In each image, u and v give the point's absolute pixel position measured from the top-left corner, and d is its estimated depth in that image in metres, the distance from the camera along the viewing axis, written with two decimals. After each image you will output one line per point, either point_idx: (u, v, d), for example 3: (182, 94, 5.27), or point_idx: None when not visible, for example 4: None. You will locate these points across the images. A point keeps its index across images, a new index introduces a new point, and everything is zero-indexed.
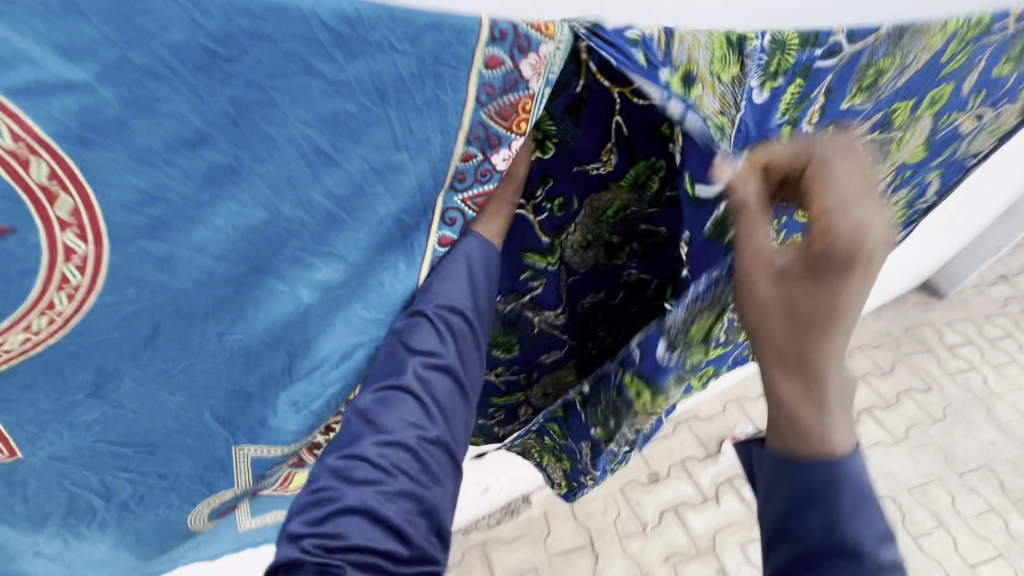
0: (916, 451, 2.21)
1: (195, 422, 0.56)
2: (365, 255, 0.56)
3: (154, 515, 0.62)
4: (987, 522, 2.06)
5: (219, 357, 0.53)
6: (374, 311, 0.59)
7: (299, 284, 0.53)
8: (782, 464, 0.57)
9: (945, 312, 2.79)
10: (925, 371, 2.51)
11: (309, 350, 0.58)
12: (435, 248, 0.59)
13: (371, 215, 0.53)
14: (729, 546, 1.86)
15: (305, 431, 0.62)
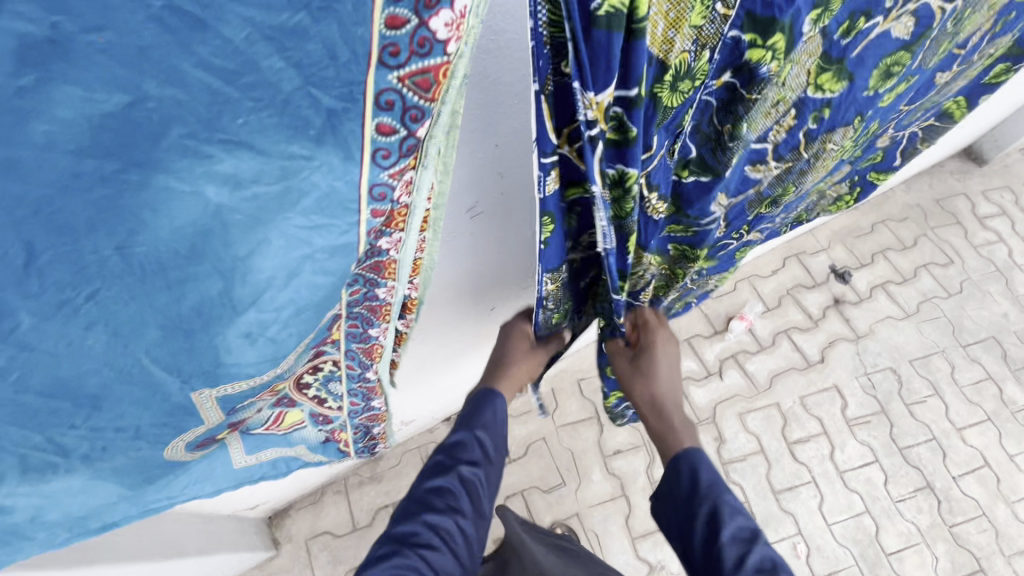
0: (924, 325, 2.21)
1: (130, 364, 0.47)
2: (278, 150, 0.41)
3: (127, 456, 0.58)
4: (982, 389, 2.11)
5: (133, 282, 0.41)
6: (314, 218, 0.46)
7: (204, 186, 0.39)
8: (669, 481, 0.92)
9: (982, 181, 2.60)
10: (949, 244, 2.42)
11: (246, 275, 0.46)
12: (375, 139, 0.45)
13: (275, 102, 0.38)
14: (728, 416, 1.97)
15: (266, 358, 0.56)
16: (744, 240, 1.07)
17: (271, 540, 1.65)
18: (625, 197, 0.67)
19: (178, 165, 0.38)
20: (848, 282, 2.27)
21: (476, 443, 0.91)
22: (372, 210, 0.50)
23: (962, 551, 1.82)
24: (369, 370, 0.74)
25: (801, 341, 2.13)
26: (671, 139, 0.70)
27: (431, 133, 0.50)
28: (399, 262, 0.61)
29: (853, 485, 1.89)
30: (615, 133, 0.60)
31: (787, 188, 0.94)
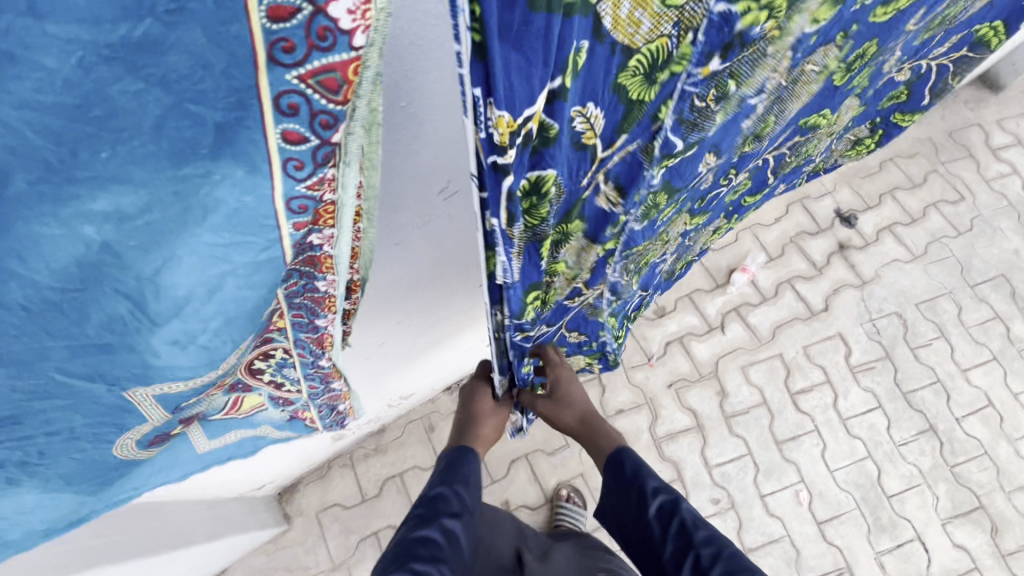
0: (931, 267, 2.15)
1: (44, 384, 0.41)
2: (162, 177, 0.34)
3: (72, 459, 0.51)
4: (989, 329, 2.07)
5: (19, 319, 0.35)
6: (227, 235, 0.38)
7: (78, 226, 0.33)
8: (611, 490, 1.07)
9: (998, 109, 2.46)
10: (961, 179, 2.32)
11: (158, 290, 0.39)
12: (282, 149, 0.37)
13: (143, 130, 0.32)
14: (730, 369, 1.95)
15: (206, 365, 0.47)
16: (730, 186, 0.97)
17: (282, 515, 1.67)
18: (541, 201, 0.59)
19: (38, 212, 0.32)
20: (853, 226, 2.20)
21: (453, 494, 0.99)
22: (293, 224, 0.42)
23: (963, 489, 1.84)
24: (322, 357, 0.63)
25: (804, 290, 2.08)
26: (647, 138, 0.62)
27: (351, 131, 0.40)
28: (337, 257, 0.50)
29: (856, 432, 1.89)
30: (535, 139, 0.53)
31: (770, 123, 0.79)
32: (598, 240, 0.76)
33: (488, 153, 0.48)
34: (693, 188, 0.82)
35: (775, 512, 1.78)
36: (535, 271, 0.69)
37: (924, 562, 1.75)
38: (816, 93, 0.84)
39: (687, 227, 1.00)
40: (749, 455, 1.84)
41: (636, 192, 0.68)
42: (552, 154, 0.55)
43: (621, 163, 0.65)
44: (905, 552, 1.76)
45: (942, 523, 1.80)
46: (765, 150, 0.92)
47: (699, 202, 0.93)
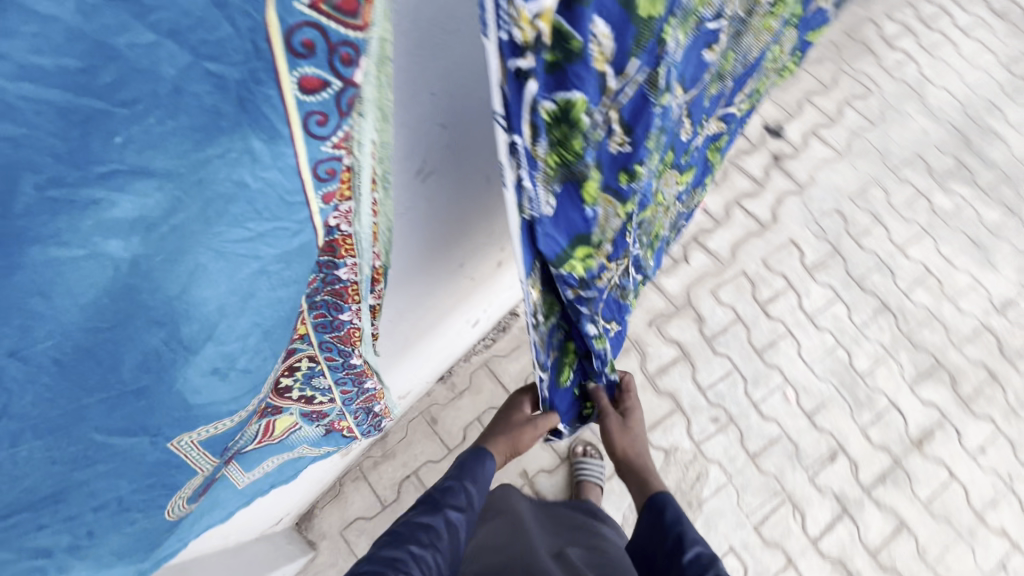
0: (857, 160, 2.30)
1: (86, 449, 0.37)
2: (184, 161, 0.29)
3: (122, 534, 0.48)
4: (915, 205, 2.26)
5: (54, 378, 0.31)
6: (254, 225, 0.34)
7: (103, 242, 0.28)
8: (640, 533, 1.02)
9: (884, 5, 2.64)
10: (867, 74, 2.47)
11: (189, 311, 0.35)
12: (301, 102, 0.31)
13: (160, 100, 0.26)
14: (702, 296, 2.03)
15: (245, 392, 0.44)
16: (706, 135, 0.97)
17: (306, 542, 1.63)
18: (573, 132, 0.51)
19: (55, 228, 0.26)
20: (782, 137, 2.32)
21: (463, 489, 0.97)
22: (321, 195, 0.37)
23: (921, 353, 2.03)
24: (352, 356, 0.61)
25: (752, 206, 2.18)
26: (652, 66, 0.55)
27: (367, 72, 0.34)
28: (357, 238, 0.46)
29: (823, 325, 2.04)
30: (555, 53, 0.45)
31: (730, 59, 0.82)
32: (626, 200, 0.66)
33: (508, 59, 0.42)
34: (674, 132, 0.78)
35: (769, 416, 1.89)
36: (577, 216, 0.62)
37: (902, 425, 1.93)
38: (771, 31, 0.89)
39: (679, 188, 0.97)
40: (736, 370, 1.94)
41: (647, 133, 0.59)
42: (578, 70, 0.46)
43: (631, 98, 0.56)
44: (886, 421, 1.93)
45: (910, 386, 1.98)
46: (734, 96, 0.95)
47: (684, 157, 0.91)
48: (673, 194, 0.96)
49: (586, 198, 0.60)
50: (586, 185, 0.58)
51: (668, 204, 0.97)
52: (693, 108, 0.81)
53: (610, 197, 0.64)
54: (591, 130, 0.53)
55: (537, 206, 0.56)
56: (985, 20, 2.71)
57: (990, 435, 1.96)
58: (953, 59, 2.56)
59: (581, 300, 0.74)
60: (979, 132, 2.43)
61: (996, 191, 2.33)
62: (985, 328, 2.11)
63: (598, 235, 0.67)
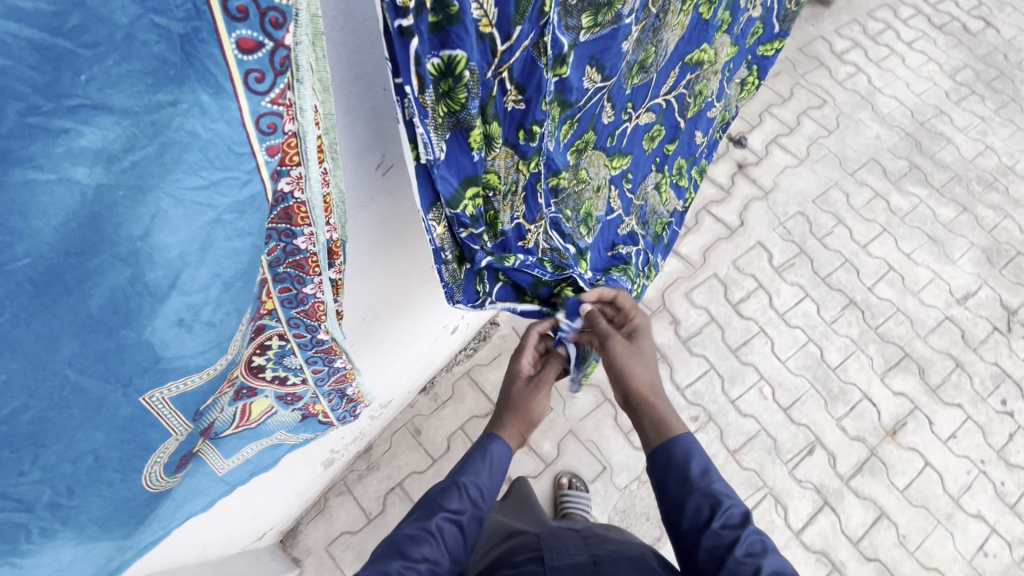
0: (817, 166, 2.41)
1: (62, 389, 0.40)
2: (140, 103, 0.34)
3: (101, 498, 0.50)
4: (874, 206, 2.37)
5: (30, 299, 0.35)
6: (206, 174, 0.39)
7: (72, 168, 0.32)
8: (659, 485, 0.90)
9: (833, 23, 2.81)
10: (821, 86, 2.61)
11: (152, 255, 0.39)
12: (239, 60, 0.37)
13: (116, 44, 0.31)
14: (676, 299, 2.09)
15: (214, 345, 0.48)
16: (637, 124, 1.03)
17: (291, 559, 1.62)
18: (457, 85, 0.57)
19: (32, 150, 0.30)
20: (745, 145, 2.42)
21: (461, 490, 0.92)
22: (266, 148, 0.42)
23: (889, 345, 2.10)
24: (320, 332, 0.64)
25: (720, 212, 2.26)
26: (537, 32, 0.63)
27: (299, 40, 0.41)
28: (310, 204, 0.51)
29: (794, 321, 2.10)
30: (436, 14, 0.52)
31: (651, 52, 0.90)
32: (526, 156, 0.74)
33: (393, 19, 0.50)
34: (591, 111, 0.85)
35: (747, 412, 1.93)
36: (467, 162, 0.65)
37: (876, 415, 1.98)
38: (686, 25, 0.97)
39: (611, 171, 1.03)
40: (713, 368, 1.99)
41: (539, 92, 0.67)
42: (459, 33, 0.53)
43: (521, 60, 0.64)
44: (859, 412, 1.98)
45: (881, 377, 2.05)
46: (660, 86, 1.02)
47: (609, 140, 0.97)
48: (605, 177, 1.02)
49: (473, 145, 0.64)
50: (474, 133, 0.62)
51: (599, 185, 1.01)
52: (615, 92, 0.88)
53: (509, 150, 0.73)
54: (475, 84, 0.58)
55: (432, 153, 0.62)
56: (928, 34, 2.89)
57: (960, 421, 2.02)
58: (899, 69, 2.73)
59: (474, 239, 0.76)
60: (929, 136, 2.57)
61: (949, 190, 2.46)
62: (948, 318, 2.19)
63: (503, 185, 0.75)
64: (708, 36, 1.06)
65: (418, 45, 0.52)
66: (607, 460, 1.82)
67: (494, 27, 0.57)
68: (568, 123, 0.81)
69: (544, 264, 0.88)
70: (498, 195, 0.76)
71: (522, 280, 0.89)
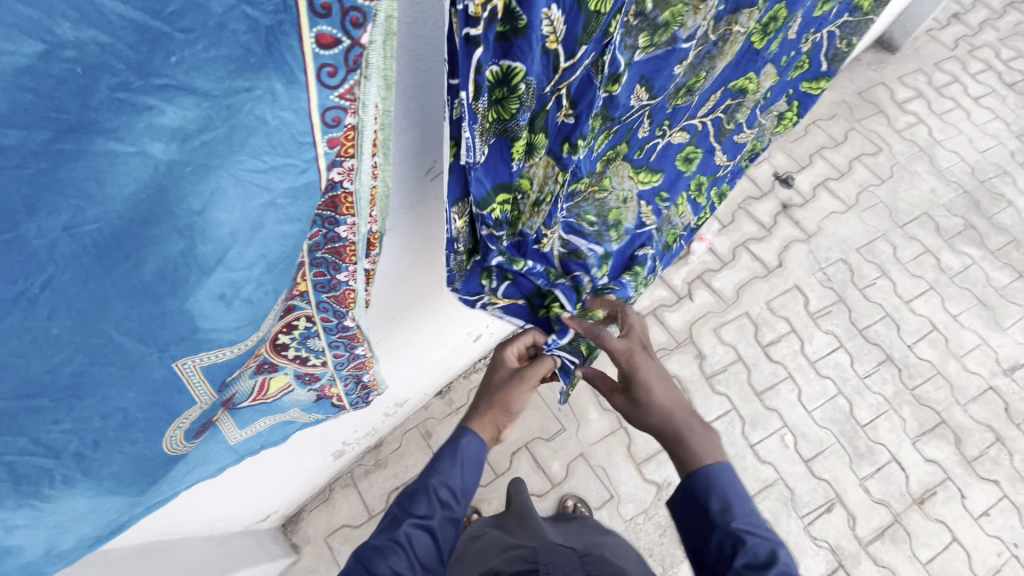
0: (865, 214, 2.34)
1: (105, 347, 0.41)
2: (219, 87, 0.35)
3: (123, 455, 0.51)
4: (922, 262, 2.28)
5: (91, 262, 0.36)
6: (268, 158, 0.40)
7: (149, 143, 0.34)
8: (681, 521, 0.87)
9: (896, 70, 2.74)
10: (877, 133, 2.54)
11: (206, 230, 0.40)
12: (316, 55, 0.38)
13: (207, 31, 0.32)
14: (704, 333, 2.05)
15: (249, 322, 0.49)
16: (670, 142, 1.03)
17: (290, 545, 1.63)
18: (511, 95, 0.57)
19: (117, 123, 0.32)
20: (792, 186, 2.36)
21: (429, 495, 0.90)
22: (327, 140, 0.43)
23: (925, 409, 2.01)
24: (346, 318, 0.65)
25: (758, 250, 2.21)
26: (599, 52, 0.62)
27: (373, 40, 0.41)
28: (357, 195, 0.52)
29: (825, 372, 2.03)
30: (504, 25, 0.52)
31: (701, 79, 0.89)
32: (567, 169, 0.74)
33: (463, 26, 0.49)
34: (629, 126, 0.86)
35: (766, 458, 1.87)
36: (505, 170, 0.67)
37: (903, 480, 1.89)
38: (738, 52, 0.94)
39: (638, 186, 1.02)
40: (734, 410, 1.93)
41: (589, 109, 0.67)
42: (522, 46, 0.53)
43: (579, 77, 0.64)
44: (886, 474, 1.89)
45: (912, 442, 1.95)
46: (698, 108, 1.01)
47: (639, 152, 0.98)
48: (631, 190, 1.01)
49: (514, 155, 0.65)
50: (518, 143, 0.64)
51: (627, 198, 1.00)
52: (656, 111, 0.88)
53: (551, 160, 0.73)
54: (530, 96, 0.59)
55: (470, 155, 0.61)
56: (996, 90, 2.78)
57: (995, 498, 1.90)
58: (963, 124, 2.63)
59: (494, 241, 0.75)
60: (989, 196, 2.46)
61: (1005, 254, 2.34)
62: (992, 388, 2.08)
63: (536, 192, 0.75)
64: (760, 66, 1.03)
65: (482, 51, 0.51)
66: (615, 489, 1.78)
67: (561, 45, 0.57)
68: (606, 135, 0.80)
69: (549, 270, 0.88)
70: (533, 203, 0.76)
71: (524, 284, 0.88)
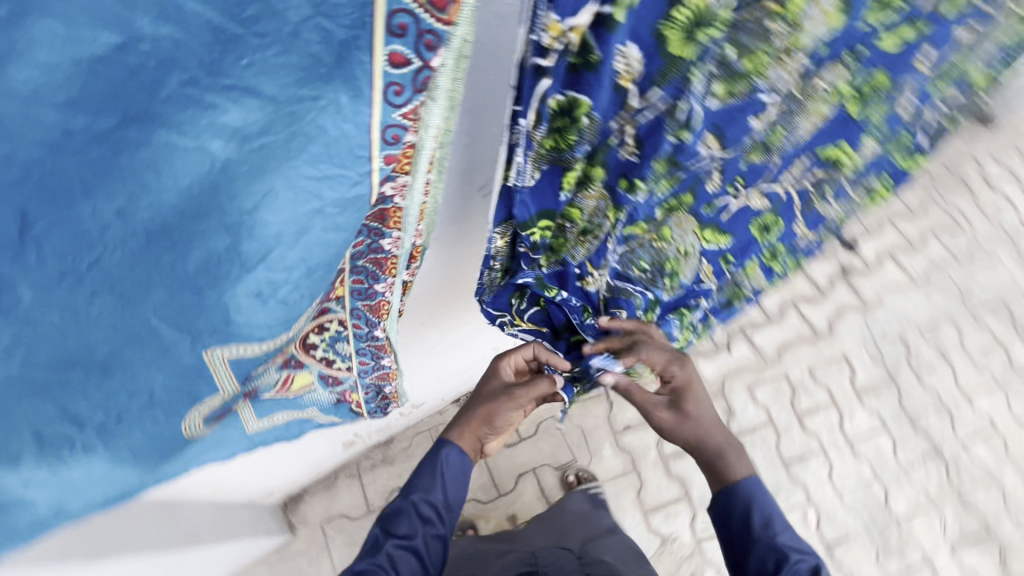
0: (932, 293, 2.18)
1: (140, 330, 0.41)
2: (285, 93, 0.35)
3: (143, 432, 0.51)
4: (991, 355, 2.10)
5: (139, 247, 0.37)
6: (324, 167, 0.40)
7: (209, 140, 0.35)
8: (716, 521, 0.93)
9: (992, 144, 2.54)
10: (958, 209, 2.38)
11: (253, 229, 0.40)
12: (386, 72, 0.38)
13: (282, 39, 0.33)
14: (737, 388, 1.96)
15: (281, 321, 0.49)
16: (745, 206, 0.81)
17: (287, 524, 1.66)
18: (571, 125, 0.59)
19: (181, 118, 0.33)
20: (856, 251, 2.22)
21: (411, 514, 0.92)
22: (384, 156, 0.43)
23: (971, 514, 1.84)
24: (377, 328, 0.66)
25: (809, 312, 2.10)
26: (673, 98, 0.57)
27: (444, 63, 0.41)
28: (406, 210, 0.52)
29: (863, 453, 1.90)
30: (576, 57, 0.52)
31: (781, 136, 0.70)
32: (619, 205, 0.70)
33: (533, 56, 0.51)
34: (696, 176, 0.72)
35: None
36: (552, 198, 0.68)
37: None
38: (826, 117, 0.71)
39: (700, 244, 0.85)
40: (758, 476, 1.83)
41: (655, 153, 0.62)
42: (591, 80, 0.54)
43: (649, 121, 0.60)
44: None
45: (950, 547, 1.80)
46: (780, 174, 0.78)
47: (708, 208, 0.79)
48: (689, 245, 0.84)
49: (565, 186, 0.67)
50: (570, 174, 0.65)
51: (687, 251, 0.86)
52: (727, 164, 0.72)
53: (604, 193, 0.70)
54: (589, 130, 0.60)
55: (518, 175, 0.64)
56: None
57: None
58: None
59: (525, 258, 0.78)
60: None
61: None
62: None
63: (583, 222, 0.74)
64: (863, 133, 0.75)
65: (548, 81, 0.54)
66: None
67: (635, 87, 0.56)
68: (670, 181, 0.68)
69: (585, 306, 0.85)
70: (580, 234, 0.75)
71: (557, 314, 0.88)
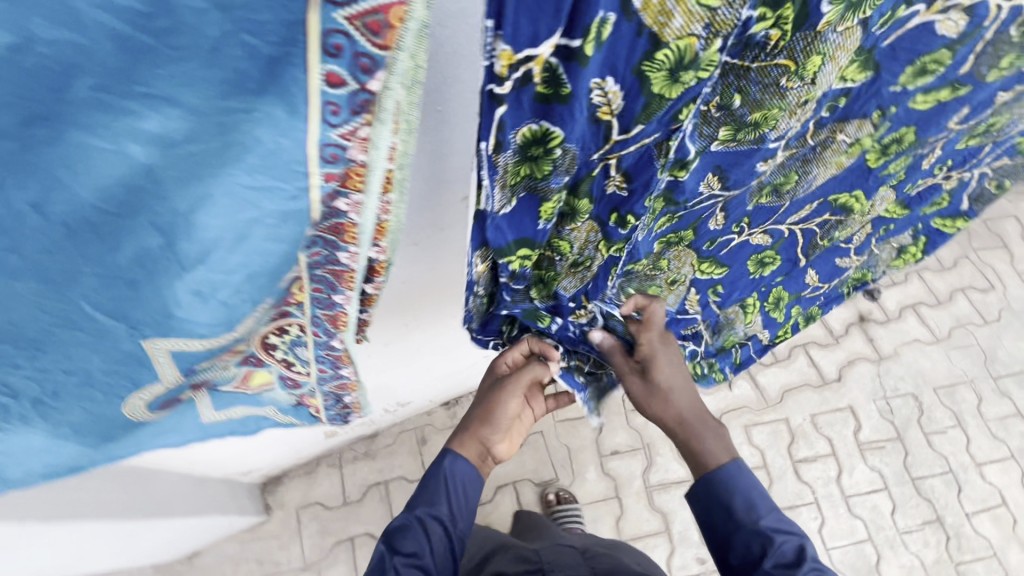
0: (954, 352, 2.08)
1: (73, 314, 0.43)
2: (209, 105, 0.35)
3: (83, 410, 0.52)
4: (1010, 426, 1.99)
5: (63, 240, 0.38)
6: (261, 178, 0.40)
7: (128, 144, 0.35)
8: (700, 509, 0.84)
9: None
10: (992, 268, 2.26)
11: (189, 230, 0.41)
12: (322, 91, 0.36)
13: (200, 53, 0.32)
14: (733, 426, 1.90)
15: (223, 323, 0.50)
16: (747, 242, 0.90)
17: (263, 505, 1.66)
18: (545, 156, 0.55)
19: (96, 121, 0.33)
20: (876, 299, 2.14)
21: (418, 529, 0.86)
22: (324, 173, 0.42)
23: None
24: (335, 339, 0.62)
25: (819, 356, 2.03)
26: (665, 135, 0.58)
27: (390, 86, 0.38)
28: (362, 227, 0.48)
29: (858, 511, 1.82)
30: (545, 87, 0.49)
31: (793, 178, 0.80)
32: (610, 238, 0.70)
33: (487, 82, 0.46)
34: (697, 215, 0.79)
35: None
36: (529, 224, 0.63)
37: None
38: (842, 167, 0.81)
39: (694, 271, 0.91)
40: None
41: (646, 189, 0.63)
42: (563, 113, 0.51)
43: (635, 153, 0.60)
44: None
45: None
46: (787, 215, 0.87)
47: (708, 242, 0.87)
48: (686, 276, 0.90)
49: (543, 215, 0.62)
50: (547, 205, 0.61)
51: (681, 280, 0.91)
52: (731, 205, 0.79)
53: (596, 225, 0.68)
54: (564, 159, 0.56)
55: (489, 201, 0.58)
56: None
57: None
58: None
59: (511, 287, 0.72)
60: None
61: None
62: None
63: (574, 255, 0.70)
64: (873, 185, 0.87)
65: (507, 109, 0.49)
66: None
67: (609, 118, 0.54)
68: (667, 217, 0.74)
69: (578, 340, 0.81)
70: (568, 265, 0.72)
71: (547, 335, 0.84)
